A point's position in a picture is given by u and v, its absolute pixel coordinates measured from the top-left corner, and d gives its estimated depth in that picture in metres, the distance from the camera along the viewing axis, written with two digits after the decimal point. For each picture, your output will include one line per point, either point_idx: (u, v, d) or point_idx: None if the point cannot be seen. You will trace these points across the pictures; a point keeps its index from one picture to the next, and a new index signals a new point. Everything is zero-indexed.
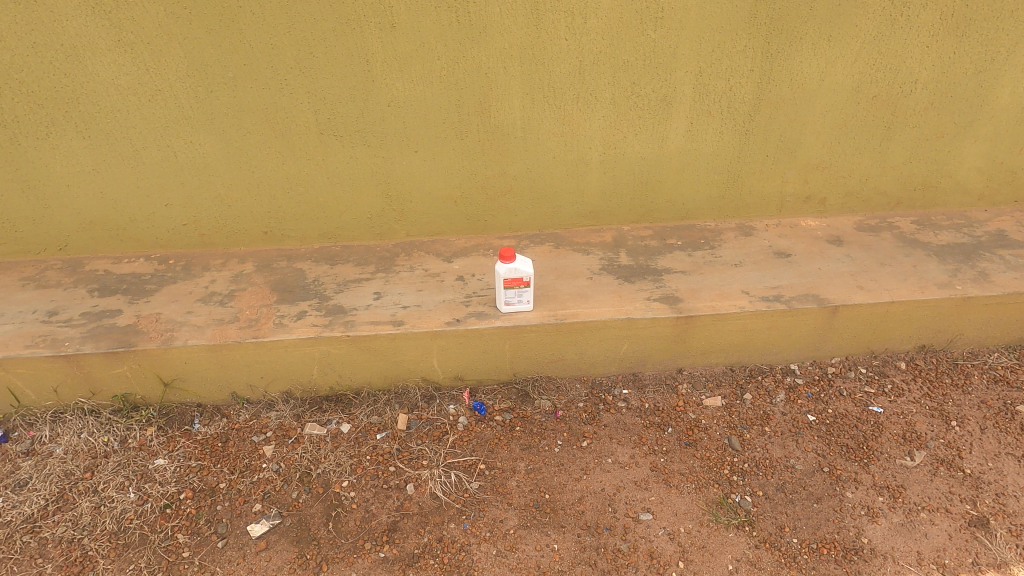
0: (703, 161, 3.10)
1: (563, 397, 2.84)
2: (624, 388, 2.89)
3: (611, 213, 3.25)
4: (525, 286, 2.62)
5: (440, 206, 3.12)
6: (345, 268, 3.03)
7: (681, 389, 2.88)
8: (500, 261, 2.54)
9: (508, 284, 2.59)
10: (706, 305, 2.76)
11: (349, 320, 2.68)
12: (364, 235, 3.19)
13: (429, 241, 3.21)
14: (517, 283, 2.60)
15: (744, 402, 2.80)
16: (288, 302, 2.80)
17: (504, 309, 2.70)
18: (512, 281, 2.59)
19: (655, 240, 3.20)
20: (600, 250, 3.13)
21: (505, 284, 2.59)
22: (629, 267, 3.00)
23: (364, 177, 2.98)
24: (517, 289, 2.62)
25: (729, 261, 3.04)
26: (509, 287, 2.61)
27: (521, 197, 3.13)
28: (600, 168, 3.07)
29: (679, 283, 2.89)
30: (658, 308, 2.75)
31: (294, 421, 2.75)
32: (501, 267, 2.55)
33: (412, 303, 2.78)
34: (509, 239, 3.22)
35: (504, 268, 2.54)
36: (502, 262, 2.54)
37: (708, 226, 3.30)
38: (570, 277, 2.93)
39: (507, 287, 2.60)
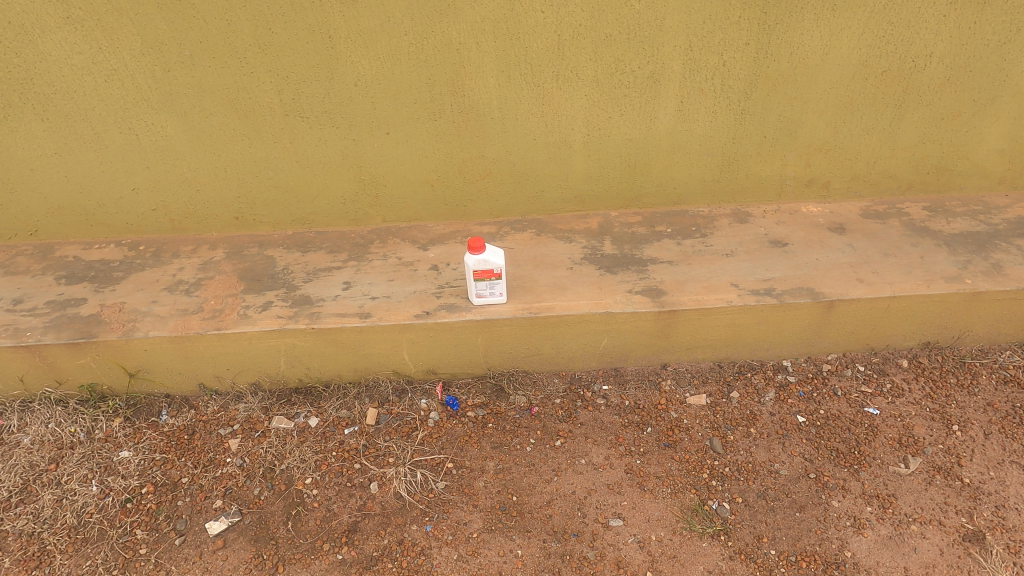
0: (695, 143, 2.90)
1: (539, 393, 2.73)
2: (604, 384, 2.76)
3: (598, 197, 3.07)
4: (498, 279, 2.48)
5: (416, 190, 2.98)
6: (316, 255, 2.92)
7: (664, 386, 2.74)
8: (471, 252, 2.39)
9: (479, 277, 2.46)
10: (690, 299, 2.59)
11: (315, 312, 2.58)
12: (338, 221, 3.07)
13: (406, 227, 3.08)
14: (488, 275, 2.45)
15: (730, 401, 2.67)
16: (254, 292, 2.70)
17: (476, 302, 2.57)
18: (483, 274, 2.45)
19: (643, 227, 3.03)
20: (584, 237, 2.97)
21: (476, 276, 2.45)
22: (613, 257, 2.84)
23: (335, 161, 2.85)
24: (489, 282, 2.48)
25: (720, 250, 2.86)
26: (480, 279, 2.46)
27: (500, 181, 2.97)
28: (584, 150, 2.88)
29: (665, 274, 2.72)
30: (640, 301, 2.59)
31: (262, 414, 2.68)
32: (472, 258, 2.40)
33: (382, 294, 2.66)
34: (489, 225, 3.07)
35: (475, 260, 2.40)
36: (473, 254, 2.39)
37: (701, 212, 3.11)
38: (549, 266, 2.78)
39: (478, 280, 2.46)
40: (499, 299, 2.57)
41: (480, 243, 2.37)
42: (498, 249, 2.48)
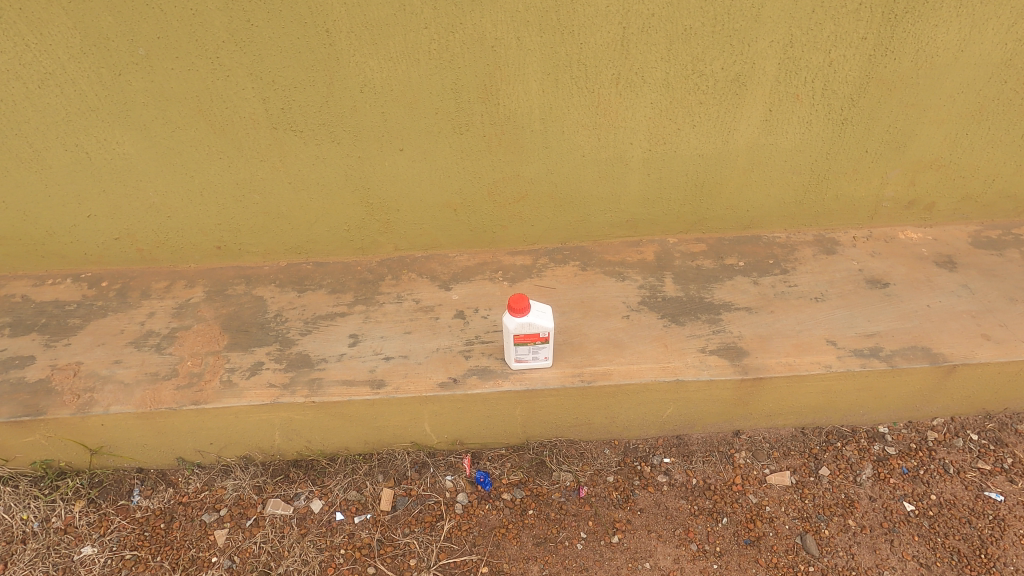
0: (780, 159, 2.35)
1: (588, 468, 2.27)
2: (666, 456, 2.30)
3: (654, 221, 2.54)
4: (544, 342, 1.97)
5: (435, 215, 2.44)
6: (316, 296, 2.41)
7: (738, 460, 2.28)
8: (511, 313, 1.88)
9: (520, 341, 1.95)
10: (779, 362, 2.10)
11: (315, 380, 2.09)
12: (341, 250, 2.54)
13: (423, 257, 2.56)
14: (532, 340, 1.95)
15: (819, 481, 2.21)
16: (240, 349, 2.20)
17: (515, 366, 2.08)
18: (526, 339, 1.94)
19: (709, 259, 2.51)
20: (639, 273, 2.45)
21: (517, 340, 1.94)
22: (677, 301, 2.33)
23: (337, 182, 2.31)
24: (533, 346, 1.97)
25: (807, 292, 2.35)
26: (522, 344, 1.95)
27: (538, 205, 2.44)
28: (644, 168, 2.34)
29: (744, 326, 2.22)
30: (716, 365, 2.10)
31: (254, 495, 2.22)
32: (511, 320, 1.89)
33: (397, 354, 2.16)
34: (523, 255, 2.55)
35: (516, 322, 1.89)
36: (513, 315, 1.88)
37: (777, 238, 2.58)
38: (601, 314, 2.28)
39: (519, 345, 1.95)
40: (544, 362, 2.08)
41: (524, 301, 1.85)
42: (543, 305, 1.97)
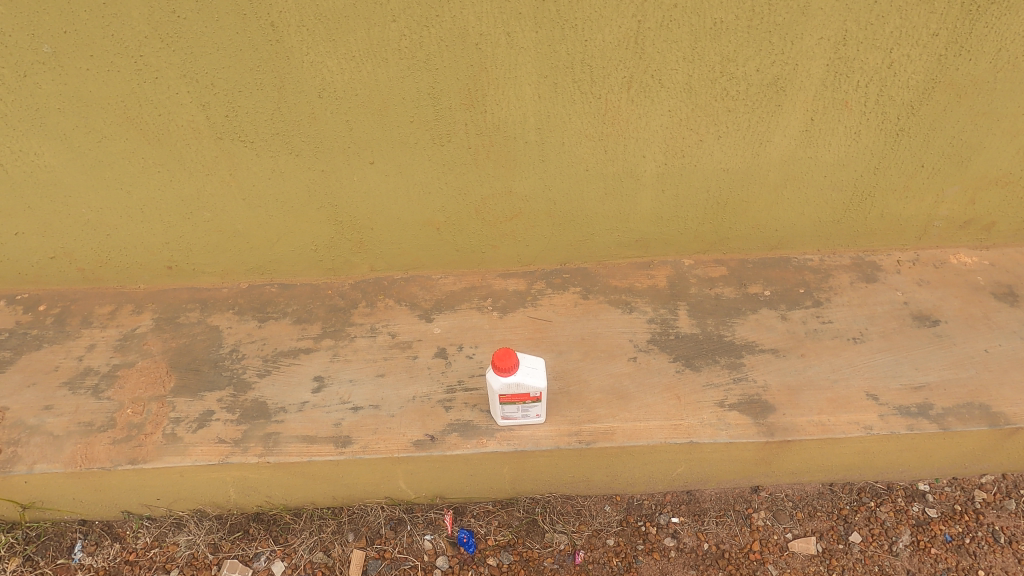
0: (819, 174, 1.99)
1: (585, 528, 2.00)
2: (674, 516, 2.03)
3: (668, 241, 2.21)
4: (535, 401, 1.67)
5: (414, 234, 2.12)
6: (278, 326, 2.11)
7: (757, 522, 2.00)
8: (494, 372, 1.57)
9: (506, 400, 1.65)
10: (812, 421, 1.79)
11: (271, 435, 1.81)
12: (309, 270, 2.23)
13: (402, 279, 2.24)
14: (521, 400, 1.65)
15: (850, 549, 1.94)
16: (188, 394, 1.92)
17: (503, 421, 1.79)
18: (512, 398, 1.64)
19: (730, 285, 2.18)
20: (649, 302, 2.13)
21: (502, 399, 1.65)
22: (692, 339, 2.01)
23: (299, 198, 1.98)
24: (521, 404, 1.68)
25: (844, 330, 2.02)
26: (508, 402, 1.66)
27: (534, 224, 2.11)
28: (658, 183, 1.99)
29: (770, 373, 1.91)
30: (737, 423, 1.80)
31: (210, 554, 1.98)
32: (495, 378, 1.59)
33: (367, 404, 1.87)
34: (516, 278, 2.23)
35: (500, 382, 1.58)
36: (497, 374, 1.58)
37: (808, 261, 2.25)
38: (604, 355, 1.97)
39: (505, 403, 1.66)
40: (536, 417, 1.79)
41: (510, 359, 1.54)
42: (536, 357, 1.66)
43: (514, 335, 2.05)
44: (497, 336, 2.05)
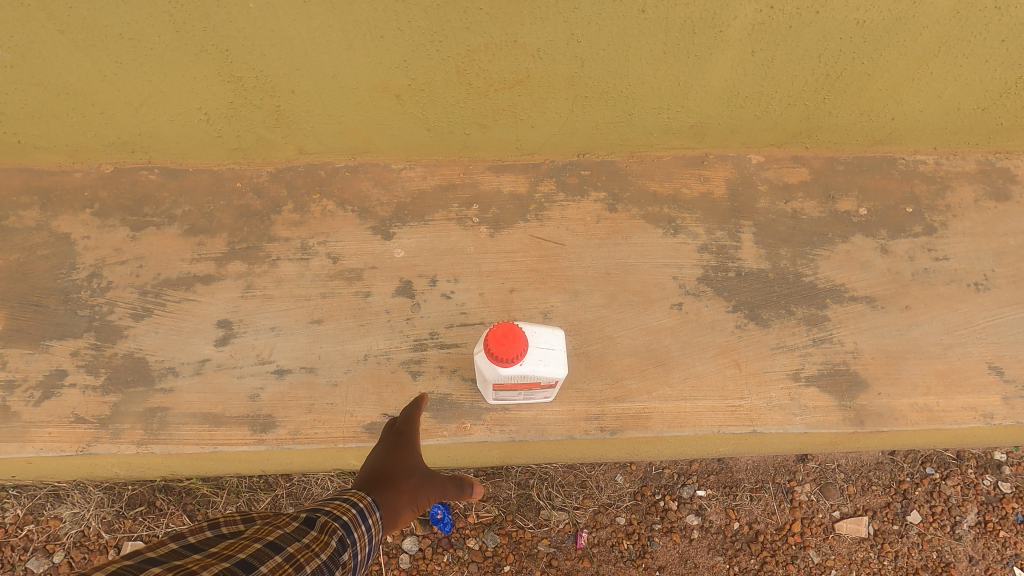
0: (994, 36, 1.28)
1: (590, 504, 1.59)
2: (700, 489, 1.61)
3: (737, 128, 1.52)
4: (543, 387, 1.14)
5: (361, 102, 1.37)
6: (161, 239, 1.43)
7: (800, 498, 1.62)
8: (487, 357, 1.01)
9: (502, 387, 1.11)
10: (915, 406, 1.32)
11: (155, 411, 1.25)
12: (203, 151, 1.48)
13: (346, 169, 1.53)
14: (529, 386, 1.11)
15: (906, 532, 1.61)
16: (27, 344, 1.30)
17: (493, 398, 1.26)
18: (511, 386, 1.10)
19: (814, 198, 1.56)
20: (701, 221, 1.50)
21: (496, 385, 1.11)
22: (759, 279, 1.44)
23: (160, 35, 1.19)
24: (521, 390, 1.14)
25: (965, 272, 1.47)
26: (504, 389, 1.12)
27: (546, 95, 1.38)
28: (748, 39, 1.26)
29: (863, 335, 1.38)
30: (817, 406, 1.31)
31: (106, 534, 1.54)
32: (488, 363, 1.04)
33: (297, 366, 1.30)
34: (514, 174, 1.54)
35: (495, 371, 1.03)
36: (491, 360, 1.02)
37: (920, 165, 1.61)
38: (638, 301, 1.40)
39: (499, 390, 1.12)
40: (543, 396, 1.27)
41: (515, 344, 0.98)
42: (553, 328, 1.09)
43: (510, 265, 1.43)
44: (485, 267, 1.43)
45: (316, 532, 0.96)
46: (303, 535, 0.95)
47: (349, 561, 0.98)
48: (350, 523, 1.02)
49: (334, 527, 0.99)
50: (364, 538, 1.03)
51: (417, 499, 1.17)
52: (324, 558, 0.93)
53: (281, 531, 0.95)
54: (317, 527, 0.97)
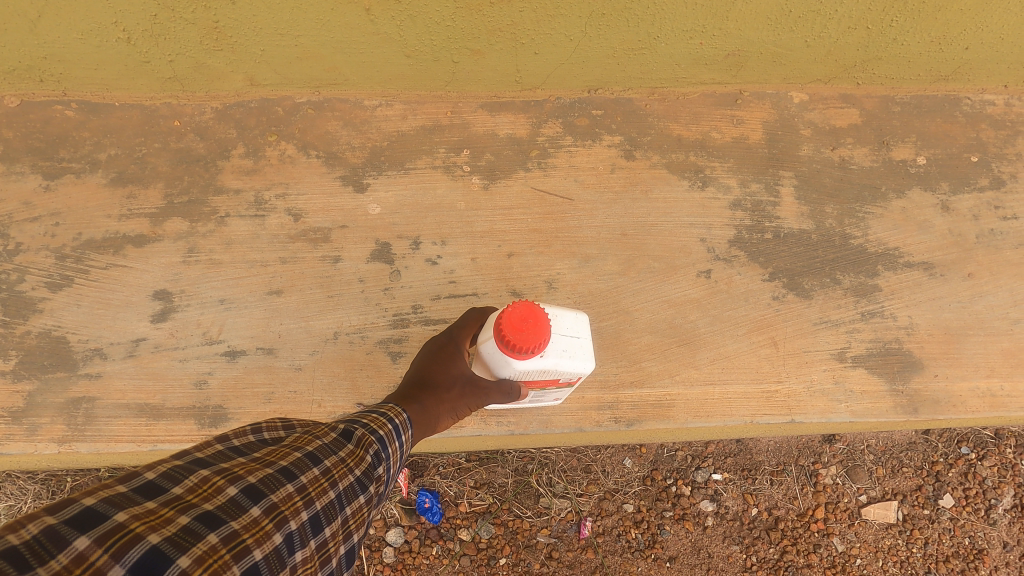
0: None
1: (595, 491, 1.42)
2: (716, 473, 1.45)
3: (781, 58, 1.26)
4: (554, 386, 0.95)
5: (321, 18, 1.09)
6: (82, 191, 1.17)
7: (824, 481, 1.47)
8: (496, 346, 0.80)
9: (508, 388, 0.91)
10: (976, 391, 1.15)
11: (80, 402, 1.03)
12: (128, 81, 1.20)
13: (309, 106, 1.26)
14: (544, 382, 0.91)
15: (937, 517, 1.48)
16: None
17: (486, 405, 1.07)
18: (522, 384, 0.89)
19: (866, 145, 1.32)
20: (734, 171, 1.27)
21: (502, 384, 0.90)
22: (801, 241, 1.22)
23: None
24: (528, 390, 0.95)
25: None
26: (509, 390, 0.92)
27: (554, 11, 1.11)
28: None
29: (920, 308, 1.19)
30: (865, 391, 1.13)
31: None
32: (496, 355, 0.82)
33: (252, 346, 1.08)
34: (512, 113, 1.29)
35: (506, 362, 0.82)
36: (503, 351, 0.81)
37: (988, 106, 1.38)
38: (659, 268, 1.18)
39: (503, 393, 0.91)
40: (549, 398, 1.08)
41: (537, 330, 0.76)
42: (576, 312, 0.89)
43: (508, 224, 1.20)
44: (478, 226, 1.19)
45: (359, 439, 0.74)
46: (340, 443, 0.73)
47: (386, 475, 0.77)
48: (391, 435, 0.79)
49: (375, 439, 0.76)
50: (398, 456, 0.80)
51: (459, 409, 0.91)
52: (362, 476, 0.71)
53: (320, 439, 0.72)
54: (354, 439, 0.74)
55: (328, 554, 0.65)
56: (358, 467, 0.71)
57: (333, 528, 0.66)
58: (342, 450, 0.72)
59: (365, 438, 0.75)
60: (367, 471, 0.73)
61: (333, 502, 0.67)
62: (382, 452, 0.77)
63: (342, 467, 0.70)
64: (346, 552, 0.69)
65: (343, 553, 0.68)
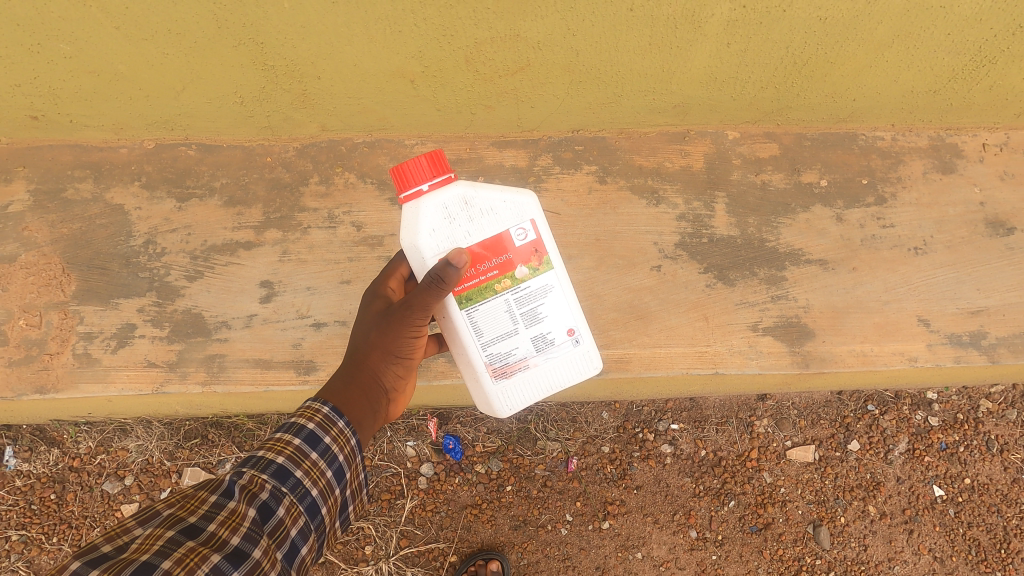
0: (943, 31, 1.45)
1: (579, 436, 1.85)
2: (673, 423, 1.88)
3: (715, 107, 1.69)
4: (528, 296, 1.11)
5: (378, 87, 1.53)
6: (204, 210, 1.61)
7: (758, 429, 1.88)
8: (402, 201, 1.04)
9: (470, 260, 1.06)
10: (853, 352, 1.57)
11: (214, 358, 1.48)
12: (235, 128, 1.64)
13: (365, 145, 1.70)
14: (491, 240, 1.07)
15: (846, 458, 1.89)
16: (98, 302, 1.52)
17: (513, 403, 1.16)
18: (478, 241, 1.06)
19: (781, 171, 1.75)
20: (681, 192, 1.70)
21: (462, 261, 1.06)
22: (729, 244, 1.66)
23: (203, 30, 1.33)
24: (510, 312, 1.11)
25: (906, 237, 1.69)
26: (478, 297, 1.09)
27: (544, 80, 1.54)
28: (723, 34, 1.43)
29: (814, 293, 1.62)
30: (770, 352, 1.56)
31: (167, 461, 1.79)
32: (410, 217, 1.05)
33: (332, 320, 1.53)
34: (515, 148, 1.73)
35: (419, 208, 1.04)
36: (409, 200, 1.04)
37: (878, 140, 1.80)
38: (623, 264, 1.62)
39: (469, 288, 1.08)
40: (567, 357, 1.16)
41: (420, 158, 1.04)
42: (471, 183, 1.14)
43: None
44: None
45: (236, 501, 0.93)
46: (212, 517, 0.90)
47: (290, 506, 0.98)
48: (290, 462, 1.00)
49: (264, 480, 0.97)
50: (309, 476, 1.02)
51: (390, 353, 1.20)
52: (245, 534, 0.90)
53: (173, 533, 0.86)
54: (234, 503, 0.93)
55: None
56: (233, 533, 0.89)
57: None
58: (212, 527, 0.89)
59: (243, 499, 0.93)
60: (250, 529, 0.91)
61: None
62: (275, 492, 0.97)
63: (199, 553, 0.85)
64: None
65: None
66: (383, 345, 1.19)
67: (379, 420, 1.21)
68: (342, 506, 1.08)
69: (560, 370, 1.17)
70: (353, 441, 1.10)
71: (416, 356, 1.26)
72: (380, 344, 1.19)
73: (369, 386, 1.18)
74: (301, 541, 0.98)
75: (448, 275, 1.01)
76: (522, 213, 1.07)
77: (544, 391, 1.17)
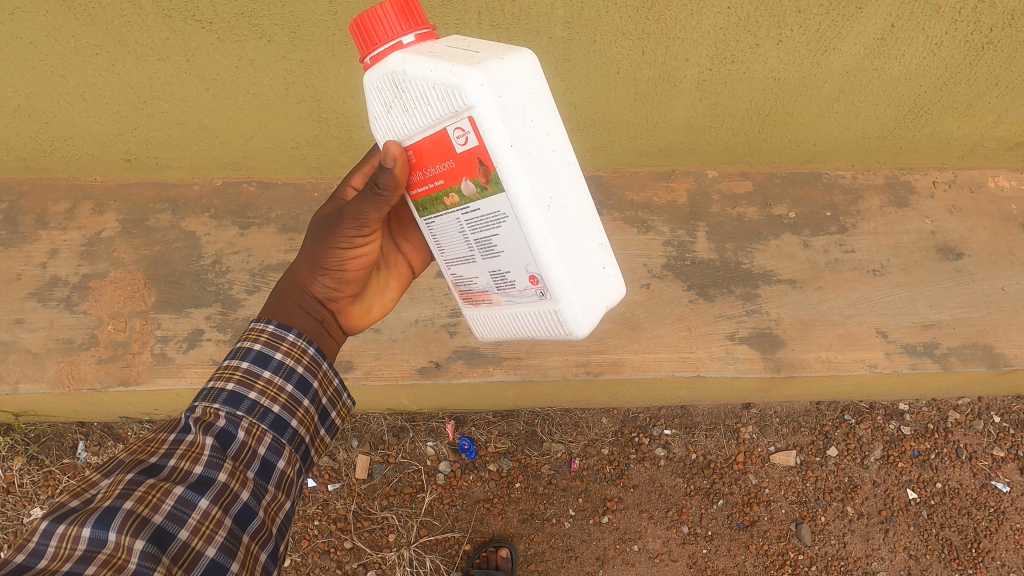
0: (878, 86, 1.76)
1: (580, 438, 2.07)
2: (666, 428, 2.09)
3: (694, 151, 1.98)
4: (480, 224, 1.08)
5: None
6: (262, 236, 1.92)
7: (744, 435, 2.08)
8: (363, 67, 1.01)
9: (419, 159, 1.05)
10: (819, 358, 1.79)
11: None
12: (289, 168, 1.97)
13: None
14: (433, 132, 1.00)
15: (825, 463, 2.07)
16: (172, 311, 1.80)
17: (485, 324, 1.29)
18: (420, 137, 1.02)
19: (754, 204, 2.02)
20: (667, 222, 1.98)
21: (413, 161, 1.06)
22: (709, 266, 1.91)
23: (274, 90, 1.67)
24: (467, 238, 1.13)
25: (865, 260, 1.93)
26: (434, 210, 1.13)
27: None
28: (696, 90, 1.74)
29: (784, 308, 1.85)
30: (745, 357, 1.79)
31: None
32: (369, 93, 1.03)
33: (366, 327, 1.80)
34: None
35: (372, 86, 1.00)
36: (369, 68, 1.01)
37: (840, 178, 2.07)
38: None
39: (422, 193, 1.12)
40: (529, 302, 1.14)
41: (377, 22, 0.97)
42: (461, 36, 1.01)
43: None
44: None
45: (194, 433, 0.95)
46: (172, 453, 0.92)
47: (252, 427, 1.01)
48: (240, 386, 1.04)
49: (218, 408, 1.00)
50: (263, 396, 1.05)
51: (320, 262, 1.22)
52: (207, 462, 0.93)
53: (137, 472, 0.88)
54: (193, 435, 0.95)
55: (206, 534, 0.88)
56: (195, 463, 0.92)
57: (195, 518, 0.88)
58: (173, 461, 0.91)
59: (199, 430, 0.96)
60: (212, 455, 0.94)
61: (172, 510, 0.86)
62: (232, 417, 1.00)
63: (163, 487, 0.87)
64: (235, 518, 0.92)
65: (230, 522, 0.91)
66: (312, 257, 1.22)
67: (325, 328, 1.22)
68: (316, 419, 1.12)
69: (524, 312, 1.17)
70: (312, 350, 1.14)
71: (354, 265, 1.25)
72: (309, 256, 1.22)
73: (300, 296, 1.21)
74: (273, 456, 1.01)
75: (380, 179, 1.06)
76: (457, 105, 0.94)
77: (512, 326, 1.23)
